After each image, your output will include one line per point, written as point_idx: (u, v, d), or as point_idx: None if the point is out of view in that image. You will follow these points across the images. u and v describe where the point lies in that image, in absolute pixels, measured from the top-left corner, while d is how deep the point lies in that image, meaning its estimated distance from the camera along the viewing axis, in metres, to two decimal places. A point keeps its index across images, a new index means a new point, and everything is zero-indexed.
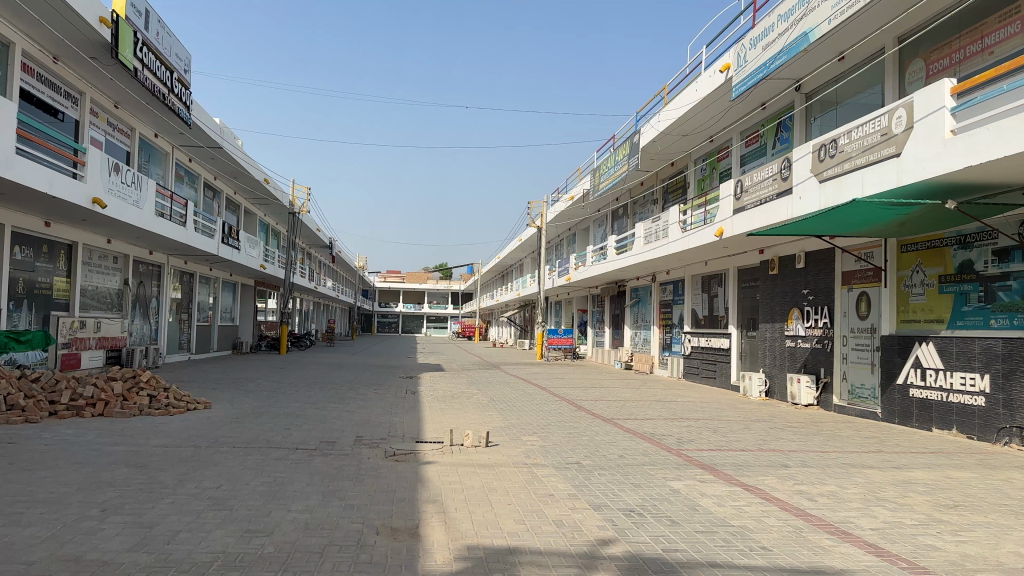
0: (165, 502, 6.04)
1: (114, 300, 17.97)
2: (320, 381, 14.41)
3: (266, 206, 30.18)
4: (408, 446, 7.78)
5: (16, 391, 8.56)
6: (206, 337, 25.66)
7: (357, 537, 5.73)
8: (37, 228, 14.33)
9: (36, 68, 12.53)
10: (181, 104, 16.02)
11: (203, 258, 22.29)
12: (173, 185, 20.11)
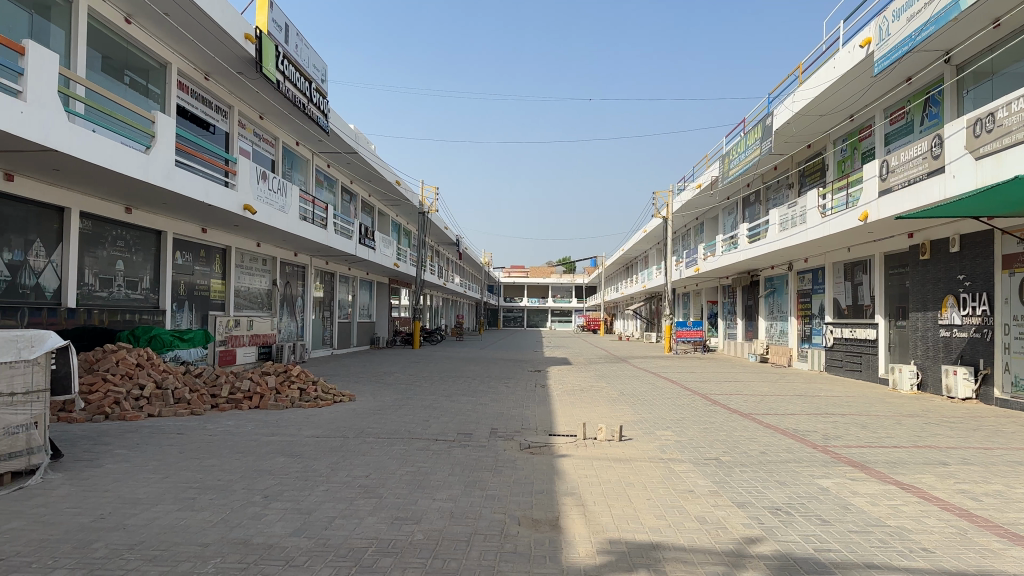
0: (320, 490, 6.39)
1: (263, 300, 19.15)
2: (457, 375, 14.77)
3: (397, 207, 31.28)
4: (542, 439, 7.84)
5: (182, 385, 9.28)
6: (347, 333, 26.90)
7: (500, 527, 5.82)
8: (195, 234, 15.43)
9: (190, 86, 13.49)
10: (320, 113, 16.73)
11: (342, 258, 23.30)
12: (314, 189, 21.17)
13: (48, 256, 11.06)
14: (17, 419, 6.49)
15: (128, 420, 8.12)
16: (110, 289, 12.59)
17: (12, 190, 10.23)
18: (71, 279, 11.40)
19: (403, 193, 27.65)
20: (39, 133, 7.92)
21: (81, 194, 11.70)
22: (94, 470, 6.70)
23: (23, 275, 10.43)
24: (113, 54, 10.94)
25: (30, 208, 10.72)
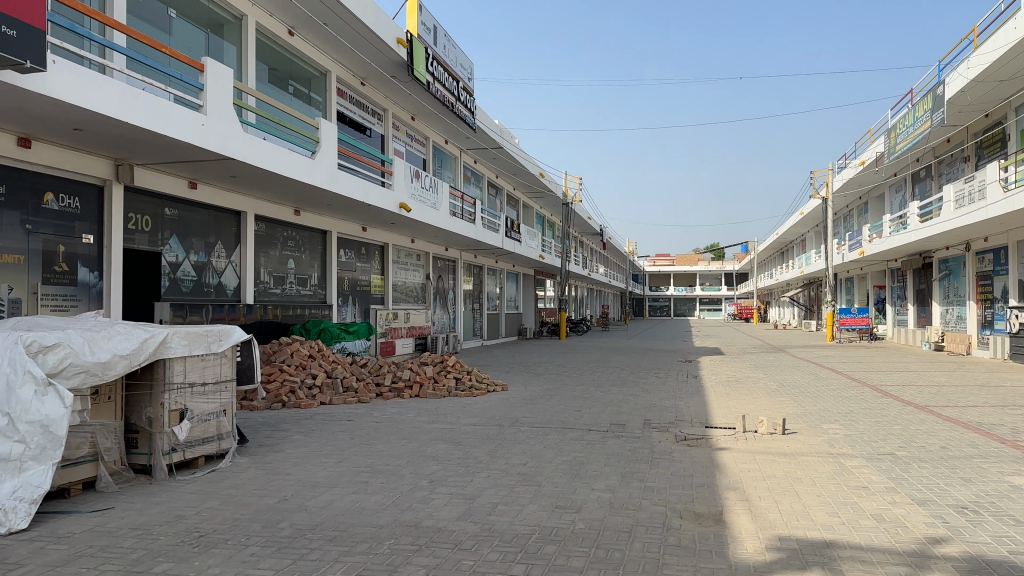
0: (482, 476, 6.62)
1: (418, 293, 19.96)
2: (605, 365, 14.75)
3: (542, 199, 31.63)
4: (699, 431, 7.72)
5: (350, 375, 9.84)
6: (495, 325, 27.53)
7: (662, 519, 5.76)
8: (355, 232, 16.24)
9: (348, 92, 14.20)
10: (467, 110, 17.10)
11: (490, 251, 23.84)
12: (462, 186, 21.76)
13: (228, 257, 12.10)
14: (209, 407, 7.16)
15: (303, 408, 8.71)
16: (283, 286, 13.57)
17: (196, 197, 11.22)
18: (248, 279, 12.43)
19: (548, 185, 27.88)
20: (220, 143, 8.63)
21: (254, 199, 12.63)
22: (276, 454, 7.25)
23: (206, 275, 11.52)
24: (279, 65, 11.70)
25: (210, 214, 11.71)
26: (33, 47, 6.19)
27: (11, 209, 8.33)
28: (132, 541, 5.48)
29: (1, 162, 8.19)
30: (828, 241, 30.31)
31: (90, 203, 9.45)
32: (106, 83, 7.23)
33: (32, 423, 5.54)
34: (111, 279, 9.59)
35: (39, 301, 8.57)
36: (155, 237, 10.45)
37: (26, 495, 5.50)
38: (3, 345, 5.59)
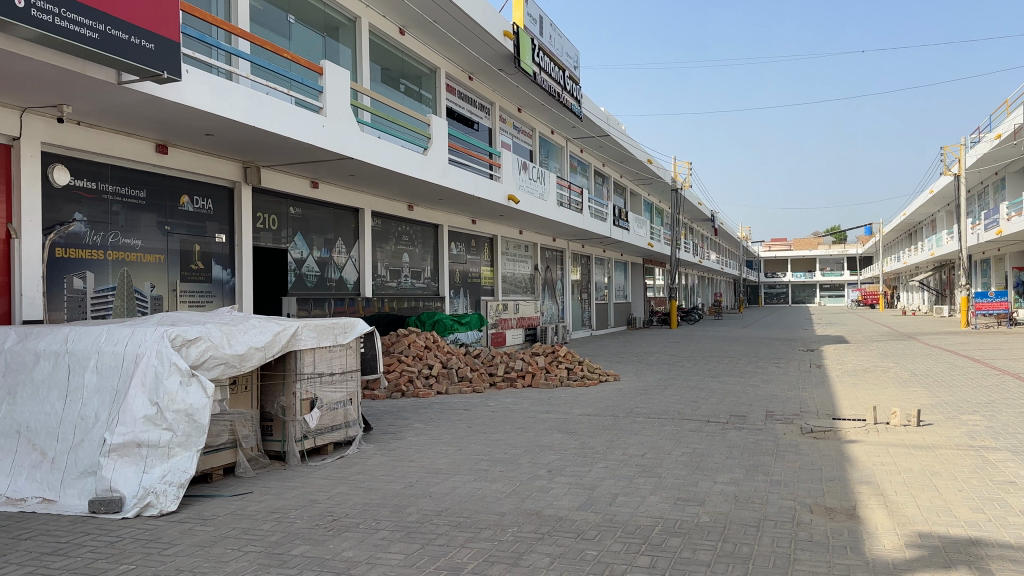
0: (600, 467, 6.69)
1: (527, 284, 20.23)
2: (720, 355, 14.48)
3: (650, 186, 31.29)
4: (825, 423, 7.56)
5: (464, 365, 10.08)
6: (605, 315, 27.50)
7: (791, 514, 5.58)
8: (465, 226, 16.54)
9: (457, 87, 14.42)
10: (574, 99, 17.02)
11: (597, 241, 23.80)
12: (569, 176, 21.77)
13: (348, 252, 12.58)
14: (337, 396, 7.49)
15: (421, 397, 9.03)
16: (399, 279, 14.00)
17: (317, 196, 11.71)
18: (367, 272, 12.91)
19: (656, 172, 27.51)
20: (338, 144, 8.94)
21: (371, 196, 13.05)
22: (400, 442, 7.57)
23: (328, 270, 12.05)
24: (391, 65, 12.02)
25: (330, 211, 12.19)
26: (169, 59, 6.79)
27: (151, 212, 9.05)
28: (271, 524, 5.76)
29: (142, 168, 8.93)
30: (960, 220, 28.52)
31: (221, 204, 10.08)
32: (234, 90, 7.66)
33: (178, 412, 5.96)
34: (241, 276, 10.26)
35: (178, 297, 9.32)
36: (279, 234, 10.99)
37: (174, 479, 5.92)
38: (151, 339, 6.02)
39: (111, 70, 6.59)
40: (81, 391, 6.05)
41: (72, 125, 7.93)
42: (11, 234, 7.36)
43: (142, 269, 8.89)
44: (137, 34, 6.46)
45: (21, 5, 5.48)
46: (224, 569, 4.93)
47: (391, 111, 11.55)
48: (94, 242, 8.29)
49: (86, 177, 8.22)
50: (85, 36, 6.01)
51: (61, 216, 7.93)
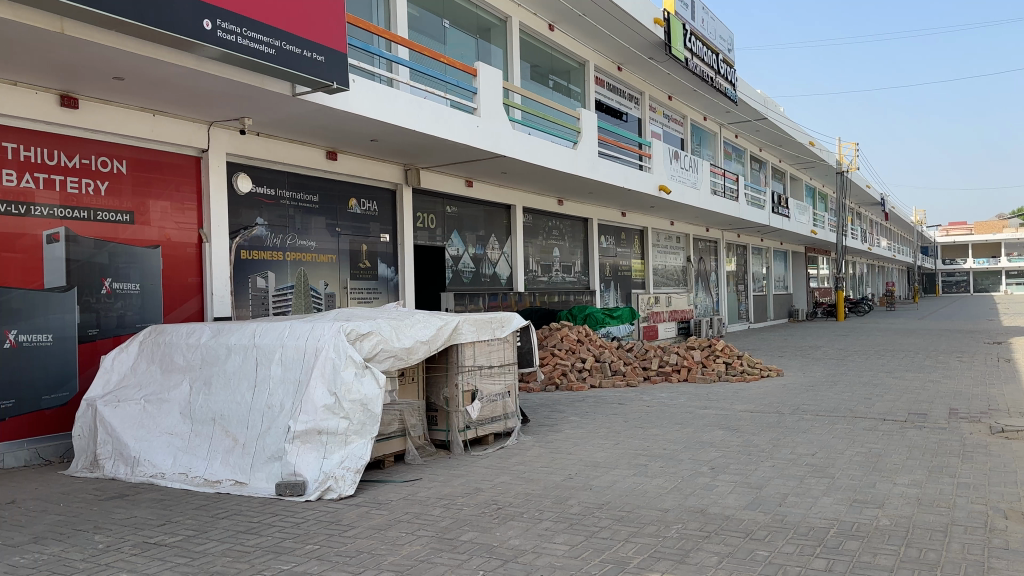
0: (767, 466, 6.50)
1: (680, 276, 19.95)
2: (895, 348, 13.58)
3: (812, 170, 29.87)
4: (1019, 422, 6.98)
5: (617, 359, 10.19)
6: (763, 307, 26.62)
7: (984, 520, 5.15)
8: (615, 219, 16.51)
9: (606, 79, 14.40)
10: (728, 83, 16.52)
11: (755, 229, 23.01)
12: (723, 163, 21.21)
13: (500, 248, 12.97)
14: (495, 388, 7.80)
15: (575, 390, 9.25)
16: (550, 274, 14.25)
17: (472, 194, 12.03)
18: (519, 267, 13.25)
19: (817, 155, 26.21)
20: (493, 143, 9.17)
21: (523, 192, 13.27)
22: (557, 434, 7.77)
23: (483, 266, 12.48)
24: (541, 61, 12.18)
25: (483, 209, 12.55)
26: (338, 69, 7.24)
27: (322, 215, 9.80)
28: (440, 510, 6.01)
29: (314, 173, 9.68)
30: None
31: (385, 206, 10.70)
32: (396, 95, 8.04)
33: (354, 402, 6.41)
34: (404, 273, 10.87)
35: (348, 294, 10.07)
36: (435, 233, 11.46)
37: (351, 464, 6.35)
38: (329, 333, 6.53)
39: (287, 83, 7.14)
40: (267, 382, 6.57)
41: (253, 136, 8.83)
42: (203, 238, 8.43)
43: (317, 268, 9.69)
44: (308, 47, 6.95)
45: (208, 28, 6.11)
46: (399, 552, 5.18)
47: (542, 107, 11.69)
48: (274, 244, 9.18)
49: (265, 184, 9.11)
50: (263, 52, 6.55)
51: (245, 222, 8.86)
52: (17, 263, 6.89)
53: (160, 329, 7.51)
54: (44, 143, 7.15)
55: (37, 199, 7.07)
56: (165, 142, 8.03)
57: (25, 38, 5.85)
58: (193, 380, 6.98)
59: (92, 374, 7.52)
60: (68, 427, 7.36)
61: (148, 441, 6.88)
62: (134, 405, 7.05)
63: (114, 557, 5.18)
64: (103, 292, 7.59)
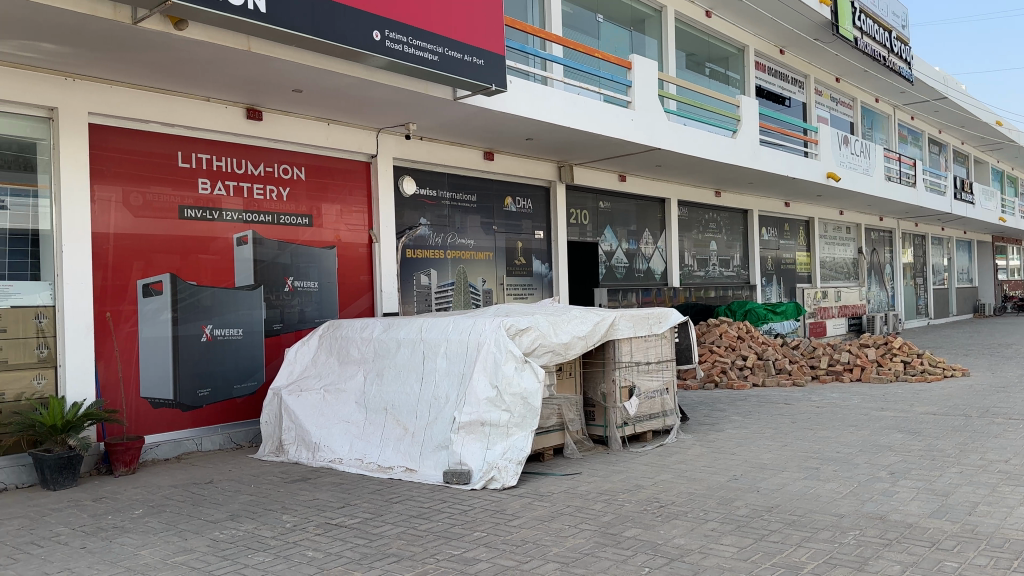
0: (953, 472, 6.02)
1: (850, 269, 18.92)
2: None
3: (1001, 151, 27.29)
4: None
5: (781, 356, 9.89)
6: (944, 301, 24.70)
7: None
8: (778, 210, 15.86)
9: (767, 64, 13.86)
10: (902, 62, 15.44)
11: (934, 217, 21.35)
12: (897, 147, 19.85)
13: (655, 242, 12.83)
14: (653, 385, 7.76)
15: (735, 389, 9.13)
16: (706, 268, 13.97)
17: (626, 188, 11.95)
18: (674, 262, 13.07)
19: (1006, 134, 23.92)
20: (649, 135, 9.07)
21: (678, 184, 13.04)
22: (719, 434, 7.63)
23: (637, 261, 12.40)
24: (697, 50, 11.92)
25: (637, 204, 12.44)
26: (496, 71, 7.43)
27: (479, 214, 10.08)
28: (602, 505, 6.01)
29: (473, 173, 9.98)
30: None
31: (539, 203, 10.84)
32: (551, 93, 8.13)
33: (514, 395, 6.53)
34: (558, 269, 10.97)
35: (505, 290, 10.32)
36: (587, 229, 11.47)
37: (513, 456, 6.48)
38: (490, 328, 6.74)
39: (449, 87, 7.43)
40: (434, 374, 6.89)
41: (417, 140, 9.25)
42: (373, 239, 8.95)
43: (475, 266, 10.01)
44: (468, 51, 7.19)
45: (377, 39, 6.46)
46: (564, 544, 5.21)
47: (699, 96, 11.44)
48: (436, 243, 9.57)
49: (428, 186, 9.49)
50: (427, 59, 6.83)
51: (409, 222, 9.30)
52: (209, 264, 7.70)
53: (337, 324, 8.04)
54: (232, 154, 7.90)
55: (225, 205, 7.84)
56: (338, 149, 8.60)
57: (217, 57, 6.44)
58: (367, 372, 7.43)
59: (277, 366, 8.22)
60: (256, 414, 8.07)
61: (327, 428, 7.38)
62: (314, 394, 7.59)
63: (300, 536, 5.56)
64: (286, 290, 8.30)
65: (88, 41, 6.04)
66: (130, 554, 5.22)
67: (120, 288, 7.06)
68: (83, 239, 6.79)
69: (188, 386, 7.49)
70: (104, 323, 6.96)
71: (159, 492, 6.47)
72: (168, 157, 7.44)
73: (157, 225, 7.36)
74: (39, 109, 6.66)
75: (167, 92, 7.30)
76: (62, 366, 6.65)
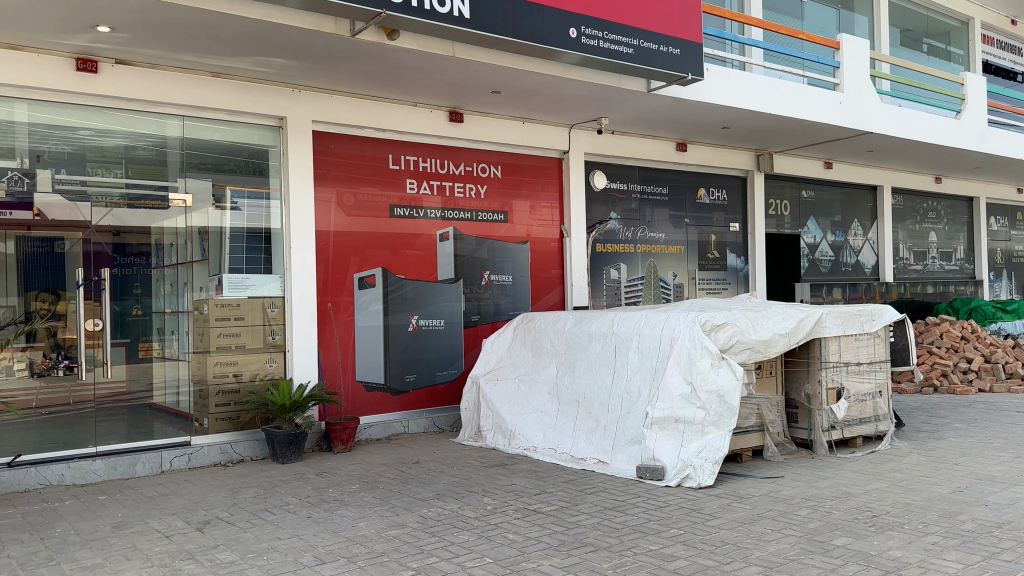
0: None
1: None
2: None
3: None
4: None
5: (1012, 360, 9.06)
6: None
7: None
8: (1010, 196, 14.29)
9: (995, 36, 12.52)
10: None
11: None
12: None
13: (865, 234, 12.03)
14: (865, 387, 7.35)
15: (958, 394, 8.43)
16: (924, 262, 12.90)
17: (831, 176, 11.28)
18: (887, 255, 12.17)
19: None
20: (859, 119, 8.69)
21: (892, 170, 12.11)
22: (940, 442, 7.06)
23: (844, 255, 11.69)
24: (913, 25, 10.99)
25: (843, 192, 11.69)
26: (693, 61, 7.27)
27: (670, 207, 9.94)
28: (808, 511, 5.70)
29: (666, 165, 9.86)
30: None
31: (735, 194, 10.51)
32: (751, 80, 7.94)
33: (710, 393, 6.36)
34: (756, 263, 10.56)
35: (697, 285, 10.10)
36: (785, 220, 10.94)
37: (710, 455, 6.31)
38: (685, 324, 6.62)
39: (643, 80, 7.37)
40: (627, 368, 6.88)
41: (610, 134, 9.28)
42: (564, 233, 9.09)
43: (666, 259, 9.88)
44: (664, 42, 7.08)
45: (574, 36, 6.52)
46: (767, 548, 5.00)
47: (915, 75, 10.55)
48: (626, 237, 9.55)
49: (618, 179, 9.50)
50: (623, 52, 6.81)
51: (599, 216, 9.36)
52: (413, 259, 8.18)
53: (530, 317, 8.25)
54: (434, 154, 8.34)
55: (427, 203, 8.28)
56: (532, 146, 8.82)
57: (423, 64, 6.79)
58: (560, 364, 7.55)
59: (475, 355, 8.59)
60: (456, 401, 8.49)
61: (522, 417, 7.59)
62: (509, 383, 7.83)
63: (501, 519, 5.75)
64: (483, 284, 8.64)
65: (313, 55, 6.58)
66: (349, 526, 5.64)
67: (338, 281, 7.70)
68: (307, 237, 7.47)
69: (395, 372, 8.03)
70: (325, 313, 7.62)
71: (372, 469, 6.96)
72: (379, 159, 7.99)
73: (368, 223, 7.91)
74: (271, 118, 7.41)
75: (380, 98, 7.83)
76: (290, 351, 7.38)
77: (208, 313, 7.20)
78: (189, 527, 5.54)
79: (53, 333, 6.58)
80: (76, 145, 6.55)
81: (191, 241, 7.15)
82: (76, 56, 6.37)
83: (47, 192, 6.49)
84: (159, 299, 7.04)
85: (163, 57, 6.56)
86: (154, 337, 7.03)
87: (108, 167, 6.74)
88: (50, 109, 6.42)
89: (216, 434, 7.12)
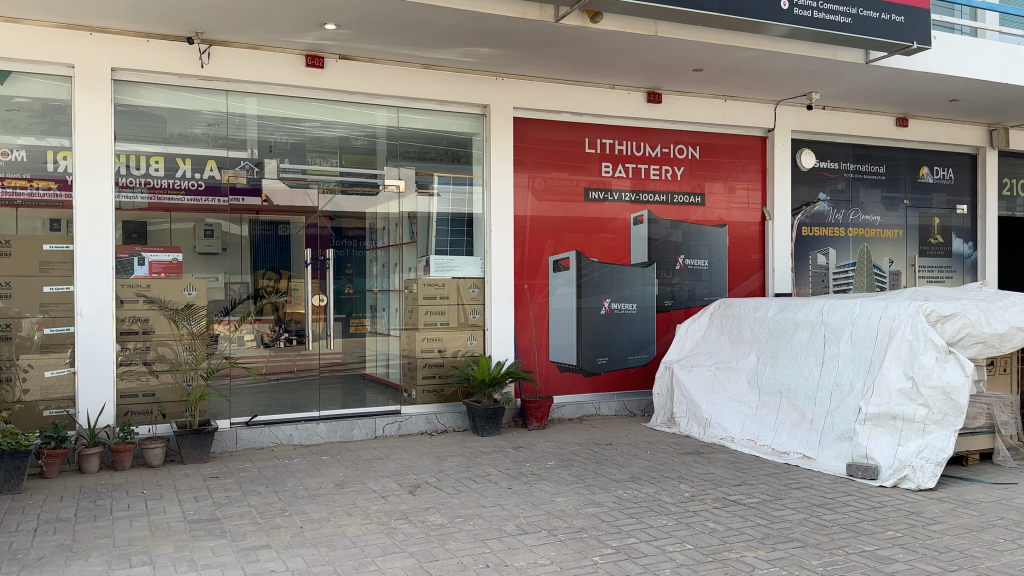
0: None
1: None
2: None
3: None
4: None
5: None
6: None
7: None
8: None
9: None
10: None
11: None
12: None
13: None
14: None
15: None
16: None
17: None
18: None
19: None
20: None
21: None
22: None
23: None
24: None
25: None
26: (920, 28, 6.72)
27: (885, 187, 9.29)
28: None
29: (883, 142, 9.23)
30: None
31: (963, 174, 9.68)
32: (984, 48, 7.25)
33: (935, 389, 5.87)
34: (985, 249, 9.68)
35: (916, 272, 9.38)
36: (1016, 202, 9.97)
37: (931, 456, 5.81)
38: (906, 313, 6.16)
39: (859, 51, 6.91)
40: (838, 360, 6.53)
41: (821, 111, 8.81)
42: (766, 217, 8.77)
43: (882, 244, 9.25)
44: (886, 10, 6.59)
45: (785, 7, 6.23)
46: (1001, 558, 4.57)
47: None
48: (836, 220, 9.05)
49: (829, 158, 9.00)
50: (840, 22, 6.41)
51: (805, 198, 8.93)
52: (607, 242, 8.21)
53: (727, 304, 8.03)
54: (630, 137, 8.31)
55: (620, 186, 8.26)
56: (733, 126, 8.56)
57: (624, 45, 6.77)
58: (760, 353, 7.30)
59: (667, 340, 8.50)
60: (647, 385, 8.45)
61: (718, 406, 7.43)
62: (704, 370, 7.67)
63: (699, 506, 5.67)
64: (676, 268, 8.50)
65: (518, 42, 6.75)
66: (548, 500, 5.79)
67: (534, 263, 7.90)
68: (506, 221, 7.73)
69: (589, 353, 8.13)
70: (522, 294, 7.84)
71: (566, 447, 7.09)
72: (575, 143, 8.07)
73: (563, 207, 8.03)
74: (475, 106, 7.70)
75: (579, 82, 7.91)
76: (489, 330, 7.70)
77: (417, 292, 7.61)
78: (402, 490, 5.92)
79: (278, 308, 7.21)
80: (300, 135, 7.16)
81: (402, 225, 7.58)
82: (306, 54, 6.95)
83: (274, 179, 7.11)
84: (370, 278, 7.50)
85: (381, 51, 6.99)
86: (366, 314, 7.53)
87: (325, 156, 7.28)
88: (281, 102, 7.05)
89: (423, 405, 7.56)
